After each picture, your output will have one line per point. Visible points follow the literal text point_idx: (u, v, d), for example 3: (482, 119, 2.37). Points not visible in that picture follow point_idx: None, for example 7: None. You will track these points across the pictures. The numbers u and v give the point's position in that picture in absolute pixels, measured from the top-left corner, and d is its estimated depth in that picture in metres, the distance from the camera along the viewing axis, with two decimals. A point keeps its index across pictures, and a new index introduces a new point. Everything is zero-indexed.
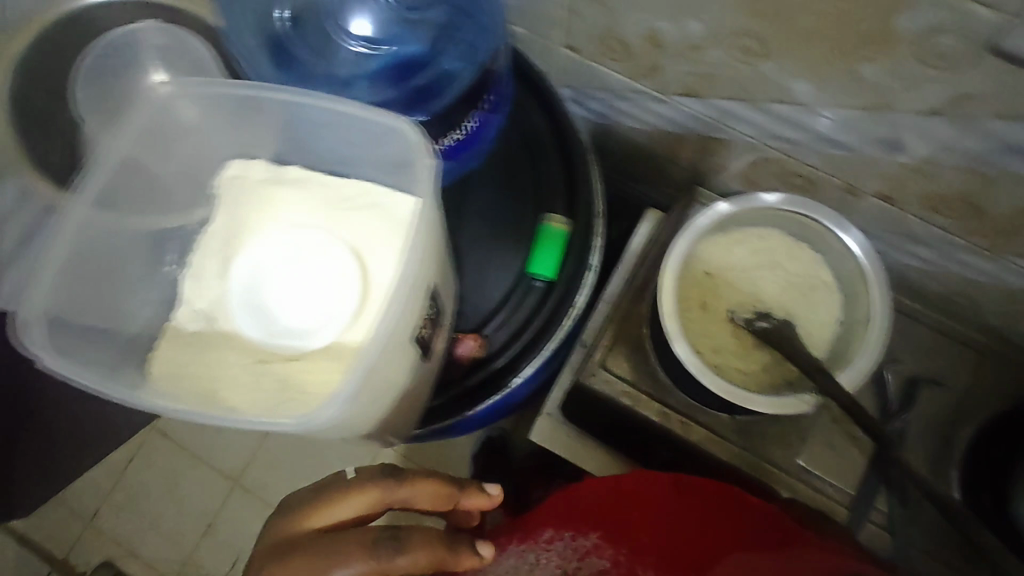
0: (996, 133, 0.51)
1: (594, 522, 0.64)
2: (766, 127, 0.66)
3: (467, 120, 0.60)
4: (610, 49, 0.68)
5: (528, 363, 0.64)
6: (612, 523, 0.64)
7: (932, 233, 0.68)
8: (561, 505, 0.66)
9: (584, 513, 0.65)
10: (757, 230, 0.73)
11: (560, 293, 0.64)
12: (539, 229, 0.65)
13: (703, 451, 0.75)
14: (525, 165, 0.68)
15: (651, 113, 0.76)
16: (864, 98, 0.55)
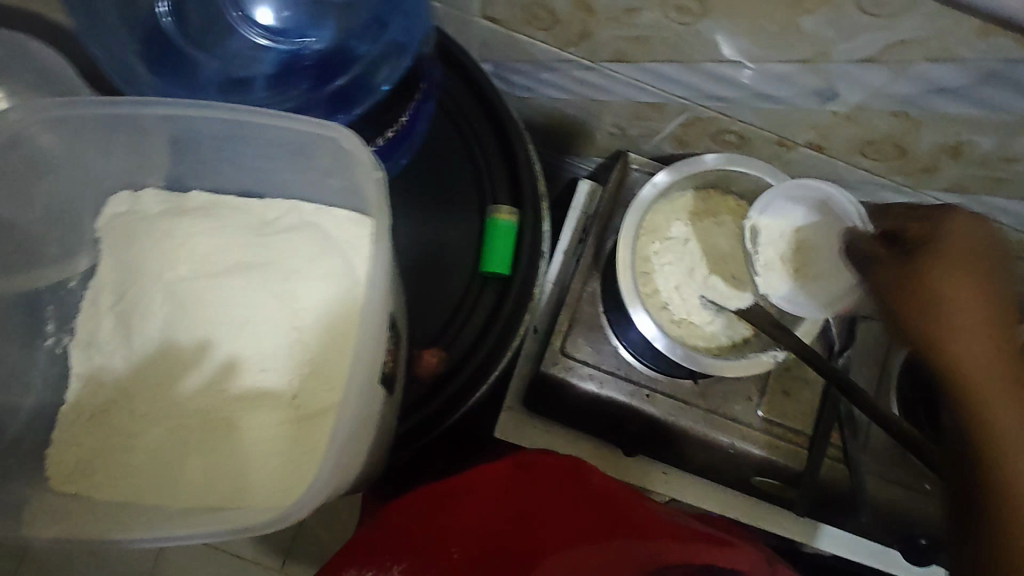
0: (925, 79, 0.52)
1: (397, 551, 0.52)
2: (700, 87, 0.65)
3: (403, 115, 0.53)
4: (535, 17, 0.63)
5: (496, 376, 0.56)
6: (434, 526, 0.54)
7: (858, 176, 0.69)
8: (360, 546, 0.54)
9: (400, 534, 0.53)
10: (698, 194, 0.72)
11: (525, 290, 0.59)
12: (487, 224, 0.58)
13: (668, 421, 0.75)
14: (460, 146, 0.62)
15: (577, 81, 0.73)
16: (802, 50, 0.54)
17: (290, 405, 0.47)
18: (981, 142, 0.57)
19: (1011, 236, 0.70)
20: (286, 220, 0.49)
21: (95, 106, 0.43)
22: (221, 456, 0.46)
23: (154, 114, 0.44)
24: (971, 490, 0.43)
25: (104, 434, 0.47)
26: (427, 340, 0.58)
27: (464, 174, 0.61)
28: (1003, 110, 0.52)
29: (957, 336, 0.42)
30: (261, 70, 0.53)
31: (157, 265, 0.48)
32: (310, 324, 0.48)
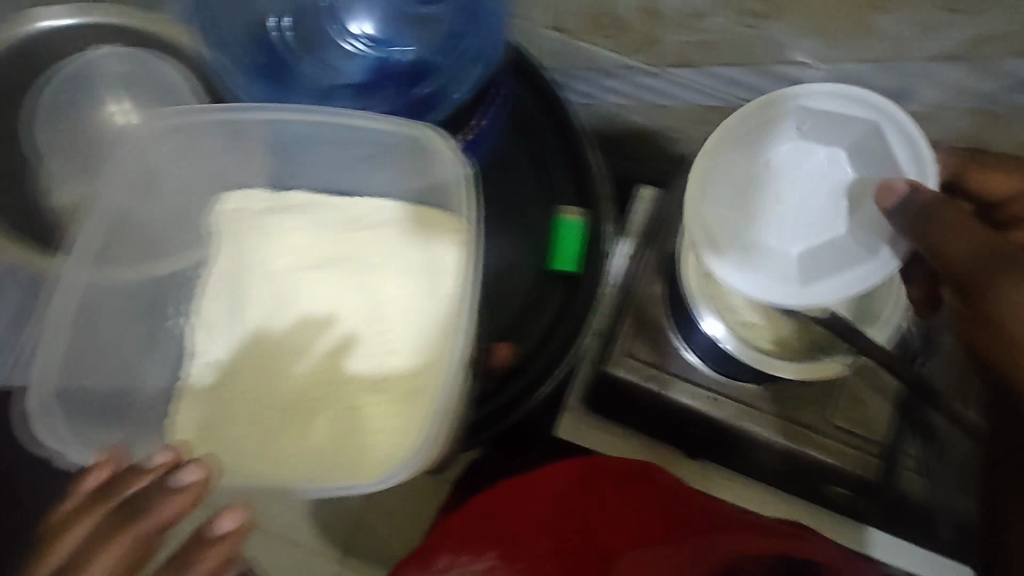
0: (1010, 74, 0.51)
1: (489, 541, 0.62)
2: (768, 89, 0.65)
3: (474, 121, 0.61)
4: (601, 25, 0.65)
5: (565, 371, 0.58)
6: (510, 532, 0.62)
7: None
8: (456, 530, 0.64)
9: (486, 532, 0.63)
10: None
11: (592, 287, 0.61)
12: (554, 224, 0.62)
13: (733, 424, 0.74)
14: (529, 151, 0.65)
15: (641, 87, 0.74)
16: (878, 49, 0.54)
17: (412, 377, 0.60)
18: None
19: None
20: (374, 216, 0.64)
21: (228, 109, 0.58)
22: (335, 412, 0.59)
23: (261, 118, 0.58)
24: (985, 317, 0.49)
25: (252, 394, 0.61)
26: (498, 335, 0.61)
27: (533, 177, 0.64)
28: None
29: (1000, 283, 0.47)
30: (356, 77, 0.62)
31: (264, 252, 0.63)
32: (391, 308, 0.62)
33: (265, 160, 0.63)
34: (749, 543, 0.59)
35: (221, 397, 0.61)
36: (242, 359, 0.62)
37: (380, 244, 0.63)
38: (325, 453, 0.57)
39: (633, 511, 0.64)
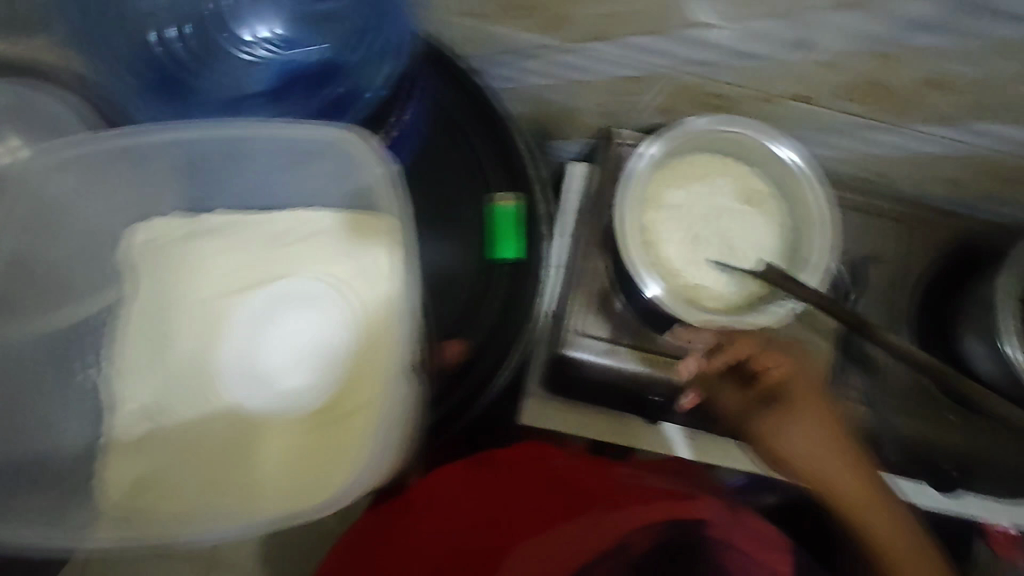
0: (898, 15, 0.53)
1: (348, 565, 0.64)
2: (681, 54, 0.66)
3: (402, 114, 0.59)
4: (512, 7, 0.64)
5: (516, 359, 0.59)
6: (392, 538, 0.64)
7: (845, 122, 0.71)
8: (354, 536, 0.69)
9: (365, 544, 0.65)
10: (691, 159, 0.73)
11: (533, 272, 0.61)
12: (490, 213, 0.61)
13: (689, 384, 0.77)
14: (455, 142, 0.63)
15: (558, 66, 0.74)
16: (778, 2, 0.55)
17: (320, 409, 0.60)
18: (960, 71, 0.58)
19: (1002, 160, 0.72)
20: (303, 230, 0.62)
21: (108, 138, 0.55)
22: (263, 441, 0.60)
23: (145, 141, 0.56)
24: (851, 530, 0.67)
25: (171, 435, 0.61)
26: (444, 333, 0.61)
27: (461, 168, 0.63)
28: (977, 35, 0.53)
29: (869, 513, 0.66)
30: (262, 83, 0.59)
31: (184, 283, 0.62)
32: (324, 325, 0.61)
33: (155, 179, 0.61)
34: (630, 518, 0.59)
35: (142, 448, 0.60)
36: (166, 403, 0.61)
37: (298, 268, 0.62)
38: (228, 500, 0.57)
39: (532, 498, 0.65)
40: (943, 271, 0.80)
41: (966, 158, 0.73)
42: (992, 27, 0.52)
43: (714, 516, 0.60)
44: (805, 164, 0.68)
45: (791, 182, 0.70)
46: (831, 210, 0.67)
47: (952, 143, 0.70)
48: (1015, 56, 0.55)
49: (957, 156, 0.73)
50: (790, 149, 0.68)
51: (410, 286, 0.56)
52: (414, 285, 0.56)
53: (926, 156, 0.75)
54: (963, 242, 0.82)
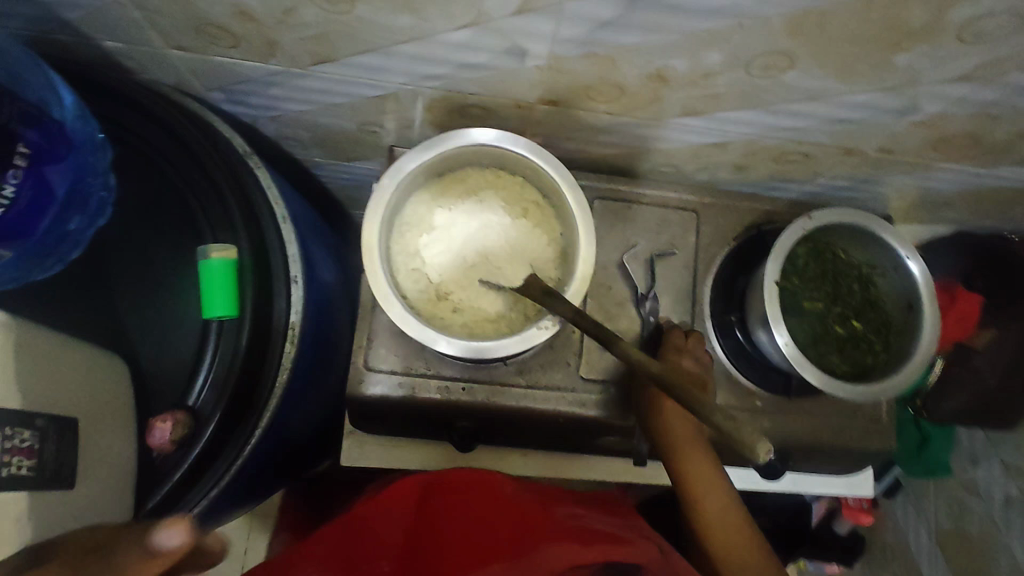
0: (584, 16, 0.50)
1: None
2: (412, 70, 0.62)
3: (3, 184, 0.43)
4: (217, 37, 0.59)
5: (255, 419, 0.56)
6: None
7: (605, 120, 0.69)
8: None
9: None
10: (457, 174, 0.70)
11: (263, 322, 0.57)
12: (200, 267, 0.55)
13: (491, 407, 0.73)
14: (166, 192, 0.58)
15: (305, 90, 0.69)
16: (462, 13, 0.52)
17: None
18: (676, 65, 0.56)
19: (768, 142, 0.70)
20: None
21: None
22: None
23: None
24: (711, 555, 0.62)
25: None
26: (169, 406, 0.54)
27: (176, 220, 0.58)
28: (668, 30, 0.51)
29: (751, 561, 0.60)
30: None
31: None
32: None
33: None
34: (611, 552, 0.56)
35: None
36: None
37: None
38: None
39: (478, 525, 0.59)
40: (740, 254, 0.78)
41: (737, 144, 0.72)
42: (677, 20, 0.50)
43: (648, 559, 0.56)
44: (557, 171, 0.66)
45: (553, 189, 0.68)
46: (586, 215, 0.65)
47: (714, 131, 0.69)
48: (715, 48, 0.53)
49: (727, 143, 0.71)
50: (541, 157, 0.66)
51: (70, 379, 0.47)
52: (102, 366, 0.50)
53: (700, 145, 0.73)
54: (759, 224, 0.80)
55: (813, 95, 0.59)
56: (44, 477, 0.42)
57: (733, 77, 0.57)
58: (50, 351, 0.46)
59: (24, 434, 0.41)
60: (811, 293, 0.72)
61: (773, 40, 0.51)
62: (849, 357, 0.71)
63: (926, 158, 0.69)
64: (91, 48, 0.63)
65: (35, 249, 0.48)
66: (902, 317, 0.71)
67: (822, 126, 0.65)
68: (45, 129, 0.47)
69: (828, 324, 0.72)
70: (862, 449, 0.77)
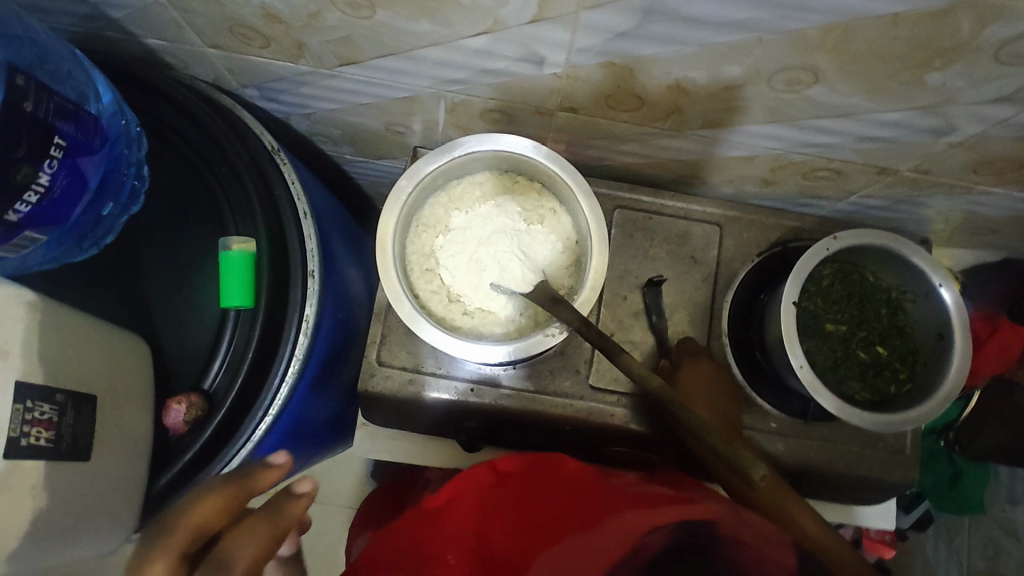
0: (599, 27, 0.50)
1: None
2: (434, 74, 0.63)
3: (40, 174, 0.46)
4: (249, 38, 0.62)
5: (254, 420, 0.56)
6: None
7: (626, 129, 0.68)
8: None
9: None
10: (476, 178, 0.71)
11: (276, 315, 0.58)
12: (220, 258, 0.58)
13: (500, 409, 0.74)
14: (196, 184, 0.61)
15: (334, 90, 0.71)
16: (480, 21, 0.52)
17: None
18: (696, 76, 0.55)
19: (796, 158, 0.68)
20: None
21: None
22: None
23: None
24: None
25: None
26: (186, 389, 0.57)
27: (204, 211, 0.61)
28: (686, 43, 0.50)
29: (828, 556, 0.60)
30: None
31: None
32: None
33: None
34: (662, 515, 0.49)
35: None
36: None
37: None
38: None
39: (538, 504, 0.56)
40: (765, 269, 0.75)
41: (763, 158, 0.70)
42: (694, 33, 0.49)
43: (713, 515, 0.48)
44: (575, 180, 0.66)
45: (570, 197, 0.68)
46: (601, 225, 0.65)
47: (739, 144, 0.67)
48: (735, 61, 0.52)
49: (752, 156, 0.69)
50: (559, 165, 0.66)
51: (91, 359, 0.49)
52: (125, 346, 0.54)
53: (725, 157, 0.71)
54: (785, 240, 0.77)
55: (840, 112, 0.57)
56: (61, 450, 0.45)
57: (755, 91, 0.56)
58: (77, 330, 0.49)
59: (43, 408, 0.43)
60: (836, 316, 0.69)
61: (795, 54, 0.49)
62: (871, 385, 0.68)
63: (966, 180, 0.66)
64: (137, 44, 0.67)
65: (68, 233, 0.53)
66: (923, 339, 0.68)
67: (852, 143, 0.62)
68: (83, 120, 0.48)
69: (850, 349, 0.69)
70: (883, 482, 0.74)
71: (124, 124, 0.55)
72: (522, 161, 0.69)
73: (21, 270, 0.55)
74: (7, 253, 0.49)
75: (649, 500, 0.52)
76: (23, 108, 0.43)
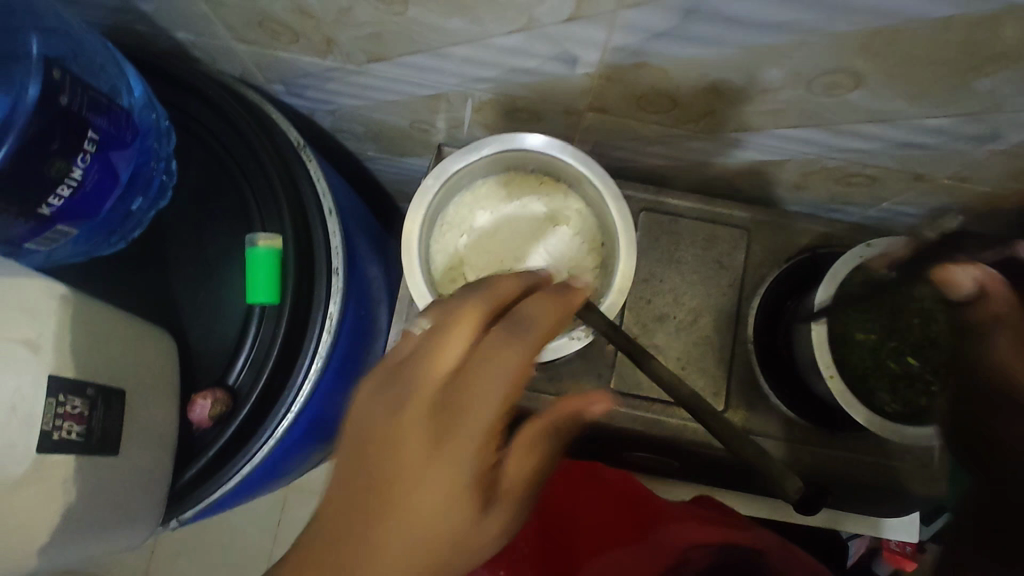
0: (637, 26, 0.49)
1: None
2: (462, 71, 0.62)
3: (73, 168, 0.45)
4: (278, 33, 0.62)
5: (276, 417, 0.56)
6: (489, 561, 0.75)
7: (656, 131, 0.67)
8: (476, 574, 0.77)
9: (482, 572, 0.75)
10: (502, 178, 0.70)
11: (301, 312, 0.58)
12: (247, 255, 0.58)
13: (521, 412, 0.73)
14: (223, 180, 0.61)
15: (361, 86, 0.71)
16: (514, 18, 0.51)
17: None
18: (733, 78, 0.54)
19: (830, 163, 0.67)
20: None
21: None
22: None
23: None
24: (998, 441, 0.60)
25: None
26: (210, 385, 0.57)
27: (230, 206, 0.61)
28: (726, 44, 0.49)
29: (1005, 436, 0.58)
30: None
31: None
32: None
33: None
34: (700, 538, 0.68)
35: None
36: None
37: None
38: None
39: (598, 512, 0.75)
40: (793, 276, 0.74)
41: (795, 163, 0.68)
42: (735, 34, 0.48)
43: (766, 545, 0.66)
44: (603, 181, 0.65)
45: (598, 198, 0.67)
46: (629, 227, 0.64)
47: (772, 148, 0.65)
48: (775, 63, 0.51)
49: (784, 161, 0.68)
50: (587, 166, 0.65)
51: (119, 353, 0.49)
52: (152, 341, 0.54)
53: (756, 161, 0.70)
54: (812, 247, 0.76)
55: (880, 116, 0.55)
56: (91, 444, 0.45)
57: (793, 94, 0.54)
58: (106, 325, 0.48)
59: (75, 402, 0.43)
60: (864, 325, 0.68)
61: (838, 57, 0.48)
62: (901, 397, 0.67)
63: (1006, 188, 0.64)
64: (166, 38, 0.67)
65: (98, 227, 0.53)
66: (989, 369, 0.59)
67: (889, 149, 0.61)
68: (114, 114, 0.48)
69: (880, 359, 0.68)
70: (909, 494, 0.73)
71: (154, 118, 0.55)
72: (548, 161, 0.68)
73: (51, 263, 0.55)
74: (38, 246, 0.49)
75: (686, 513, 0.71)
76: (58, 101, 0.43)
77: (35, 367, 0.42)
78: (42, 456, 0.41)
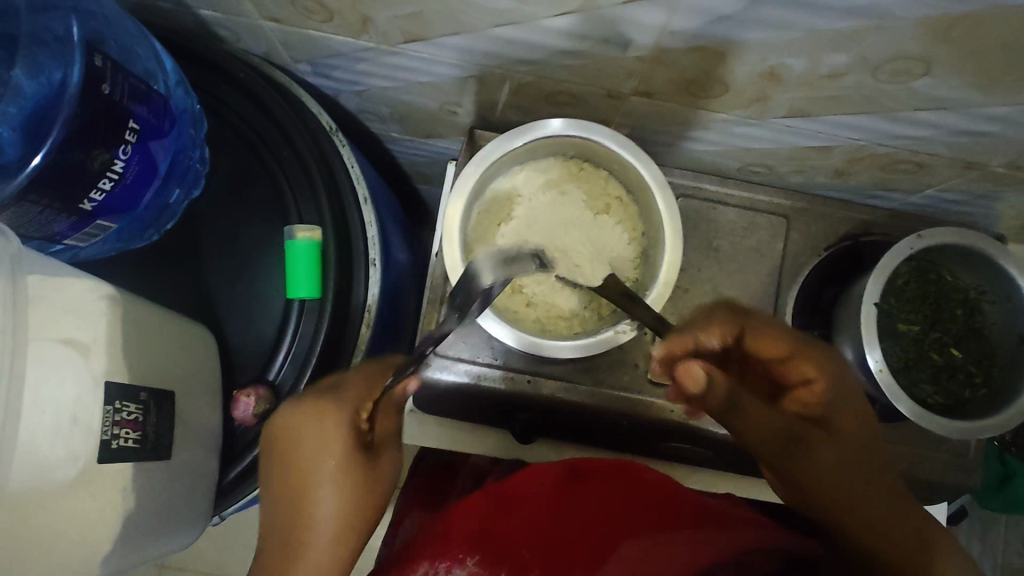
0: (700, 9, 0.46)
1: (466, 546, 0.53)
2: (503, 53, 0.60)
3: (114, 160, 0.44)
4: (311, 11, 0.59)
5: None
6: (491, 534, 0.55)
7: (701, 116, 0.65)
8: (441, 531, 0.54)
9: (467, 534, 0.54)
10: (539, 164, 0.68)
11: (342, 306, 0.57)
12: (286, 247, 0.56)
13: (557, 402, 0.72)
14: (256, 167, 0.58)
15: (392, 67, 0.68)
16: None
17: None
18: (793, 64, 0.52)
19: (879, 150, 0.65)
20: None
21: None
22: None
23: None
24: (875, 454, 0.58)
25: None
26: (251, 381, 0.56)
27: (265, 195, 0.58)
28: (793, 28, 0.47)
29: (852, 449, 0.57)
30: None
31: None
32: None
33: None
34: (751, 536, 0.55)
35: None
36: None
37: None
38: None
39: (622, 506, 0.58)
40: (832, 265, 0.74)
41: (841, 149, 0.66)
42: (803, 18, 0.45)
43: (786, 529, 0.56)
44: (646, 168, 0.63)
45: (639, 186, 0.65)
46: (674, 215, 0.62)
47: (821, 134, 0.63)
48: (842, 49, 0.48)
49: (831, 147, 0.66)
50: (628, 152, 0.63)
51: (166, 353, 0.48)
52: (192, 338, 0.52)
53: (801, 147, 0.68)
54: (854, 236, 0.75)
55: (941, 104, 0.53)
56: (145, 448, 0.44)
57: (855, 80, 0.52)
58: (152, 324, 0.47)
59: (130, 408, 0.43)
60: (909, 316, 0.67)
61: (910, 43, 0.46)
62: (945, 388, 0.66)
63: None
64: (190, 16, 0.64)
65: (133, 221, 0.51)
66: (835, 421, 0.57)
67: (945, 136, 0.59)
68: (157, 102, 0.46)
69: (923, 350, 0.67)
70: (944, 484, 0.73)
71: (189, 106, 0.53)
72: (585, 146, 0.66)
73: (80, 257, 0.53)
74: (74, 242, 0.48)
75: (724, 520, 0.57)
76: (101, 90, 0.41)
77: (93, 370, 0.41)
78: (102, 463, 0.41)
